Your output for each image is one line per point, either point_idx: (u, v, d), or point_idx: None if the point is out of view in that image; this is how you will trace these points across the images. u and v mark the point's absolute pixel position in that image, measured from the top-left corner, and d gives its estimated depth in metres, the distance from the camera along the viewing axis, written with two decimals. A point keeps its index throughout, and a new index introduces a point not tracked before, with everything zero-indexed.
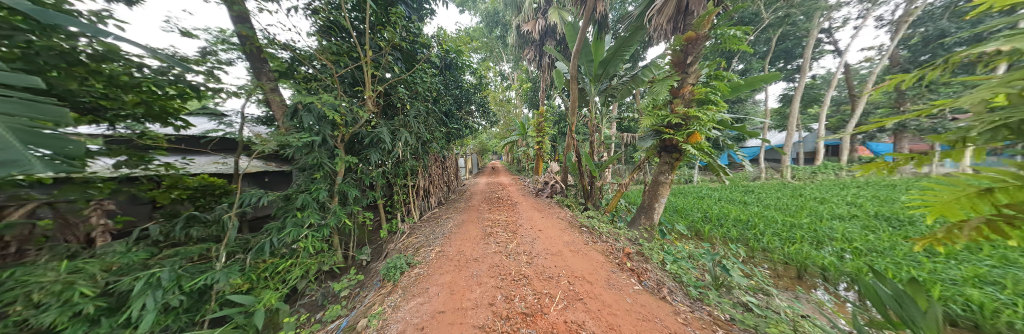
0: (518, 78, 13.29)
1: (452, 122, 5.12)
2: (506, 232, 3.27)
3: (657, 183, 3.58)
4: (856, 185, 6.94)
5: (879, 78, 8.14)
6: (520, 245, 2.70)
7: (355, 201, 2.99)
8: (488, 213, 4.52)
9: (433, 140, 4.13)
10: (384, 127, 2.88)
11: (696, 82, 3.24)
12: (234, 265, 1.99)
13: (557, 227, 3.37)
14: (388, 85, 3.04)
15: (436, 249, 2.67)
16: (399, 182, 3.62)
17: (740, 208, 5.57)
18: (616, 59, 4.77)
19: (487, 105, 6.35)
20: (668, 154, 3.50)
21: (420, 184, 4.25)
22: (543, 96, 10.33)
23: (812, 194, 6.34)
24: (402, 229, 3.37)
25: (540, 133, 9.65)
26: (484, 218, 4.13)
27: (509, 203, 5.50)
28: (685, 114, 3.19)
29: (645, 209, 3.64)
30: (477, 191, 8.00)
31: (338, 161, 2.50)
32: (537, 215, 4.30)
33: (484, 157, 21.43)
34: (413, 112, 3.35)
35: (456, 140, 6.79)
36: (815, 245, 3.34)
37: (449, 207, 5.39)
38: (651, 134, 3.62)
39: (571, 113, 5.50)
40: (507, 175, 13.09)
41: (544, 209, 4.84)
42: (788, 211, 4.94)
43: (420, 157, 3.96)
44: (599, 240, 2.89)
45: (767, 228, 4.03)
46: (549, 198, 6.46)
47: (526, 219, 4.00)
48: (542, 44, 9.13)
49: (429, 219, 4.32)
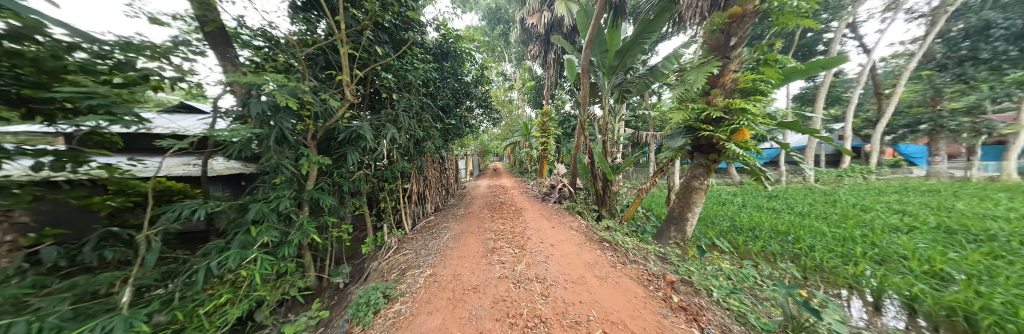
0: (522, 76, 12.87)
1: (451, 120, 4.63)
2: (511, 248, 2.74)
3: (690, 189, 3.04)
4: (894, 190, 6.33)
5: (912, 74, 7.54)
6: (531, 269, 2.16)
7: (331, 211, 2.48)
8: (491, 221, 4.01)
9: (427, 139, 3.63)
10: (365, 121, 2.37)
11: (740, 68, 2.72)
12: (145, 306, 1.42)
13: (574, 242, 2.82)
14: (371, 72, 2.54)
15: (425, 273, 2.15)
16: (388, 186, 3.12)
17: (771, 216, 4.99)
18: (635, 48, 4.25)
19: (490, 103, 5.86)
20: (703, 155, 2.97)
21: (413, 189, 3.74)
22: (548, 95, 9.88)
23: (848, 200, 5.73)
24: (388, 243, 2.84)
25: (545, 134, 9.17)
26: (486, 228, 3.61)
27: (513, 209, 4.97)
28: (727, 107, 2.66)
29: (674, 219, 3.09)
30: (478, 195, 7.51)
31: (303, 163, 1.98)
32: (546, 224, 3.78)
33: (486, 159, 21.00)
34: (403, 105, 2.85)
35: (457, 140, 6.32)
36: (886, 266, 2.76)
37: (447, 213, 4.89)
38: (682, 131, 3.10)
39: (582, 110, 5.01)
40: (509, 177, 12.61)
41: (553, 216, 4.31)
42: (830, 221, 4.36)
43: (413, 158, 3.46)
44: (629, 261, 2.32)
45: (816, 242, 3.45)
46: (557, 203, 5.94)
47: (534, 230, 3.47)
48: (547, 39, 8.66)
49: (423, 228, 3.80)
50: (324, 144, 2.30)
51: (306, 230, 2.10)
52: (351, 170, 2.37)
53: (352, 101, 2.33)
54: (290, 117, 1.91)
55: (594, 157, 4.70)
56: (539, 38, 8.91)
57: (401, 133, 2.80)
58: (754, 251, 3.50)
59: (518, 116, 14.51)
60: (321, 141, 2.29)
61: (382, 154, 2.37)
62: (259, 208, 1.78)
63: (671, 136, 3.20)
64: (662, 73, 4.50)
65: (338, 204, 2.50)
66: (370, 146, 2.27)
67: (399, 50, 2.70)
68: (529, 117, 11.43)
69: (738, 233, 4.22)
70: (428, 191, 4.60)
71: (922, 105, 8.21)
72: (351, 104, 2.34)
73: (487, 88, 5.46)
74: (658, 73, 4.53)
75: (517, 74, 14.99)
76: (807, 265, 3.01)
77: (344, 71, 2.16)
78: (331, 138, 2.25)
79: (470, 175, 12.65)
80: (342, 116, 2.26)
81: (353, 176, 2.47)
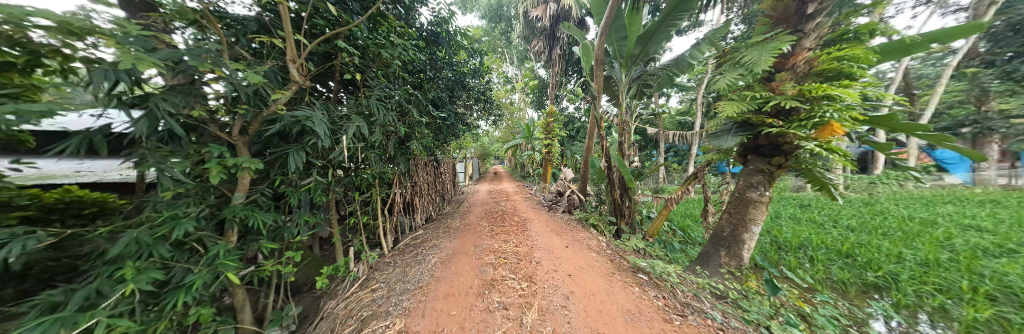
0: (523, 76, 12.30)
1: (446, 116, 4.01)
2: (516, 281, 2.07)
3: (744, 202, 2.37)
4: (944, 201, 5.63)
5: (954, 72, 6.88)
6: (547, 324, 1.47)
7: (272, 232, 1.82)
8: (490, 237, 3.35)
9: (414, 138, 3.00)
10: (318, 110, 1.73)
11: (816, 45, 2.09)
12: None
13: (599, 274, 2.13)
14: (332, 46, 1.91)
15: (393, 329, 1.48)
16: (361, 196, 2.48)
17: (816, 230, 4.30)
18: (661, 33, 3.66)
19: (491, 100, 5.27)
20: (762, 159, 2.31)
21: (396, 199, 3.10)
22: (552, 94, 9.28)
23: (898, 211, 5.03)
24: (355, 273, 2.19)
25: (549, 135, 8.57)
26: (484, 247, 2.94)
27: (517, 220, 4.32)
28: (801, 96, 2.03)
29: (722, 241, 2.42)
30: (477, 201, 6.87)
31: (212, 167, 1.31)
32: (557, 241, 3.11)
33: (486, 163, 20.33)
34: (378, 92, 2.23)
35: (453, 141, 5.70)
36: (1017, 308, 2.07)
37: (439, 225, 4.22)
38: (732, 128, 2.45)
39: (595, 107, 4.38)
40: (510, 182, 11.99)
41: (564, 230, 3.65)
42: (894, 238, 3.65)
43: (395, 160, 2.83)
44: (688, 312, 1.61)
45: (897, 268, 2.75)
46: (565, 212, 5.28)
47: (543, 251, 2.82)
48: (552, 33, 8.11)
49: (408, 246, 3.14)
50: (261, 140, 1.67)
51: (223, 264, 1.45)
52: (299, 177, 1.73)
53: (302, 82, 1.71)
54: (194, 99, 1.29)
55: (611, 160, 4.07)
56: (543, 32, 8.36)
57: (374, 129, 2.16)
58: (817, 278, 2.81)
59: (520, 118, 13.95)
60: (255, 135, 1.65)
61: (341, 158, 1.73)
62: (136, 238, 1.14)
63: (714, 135, 2.58)
64: (688, 64, 4.04)
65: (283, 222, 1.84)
66: (322, 144, 1.65)
67: (373, 20, 2.09)
68: (531, 118, 10.84)
69: (786, 253, 3.52)
70: (417, 199, 3.95)
71: (963, 105, 7.52)
72: (300, 86, 1.72)
73: (487, 83, 4.86)
74: (685, 63, 4.09)
75: (519, 74, 14.51)
76: (898, 302, 2.32)
77: (284, 38, 1.53)
78: (268, 131, 1.61)
79: (468, 179, 12.05)
80: (285, 101, 1.64)
81: (305, 185, 1.84)
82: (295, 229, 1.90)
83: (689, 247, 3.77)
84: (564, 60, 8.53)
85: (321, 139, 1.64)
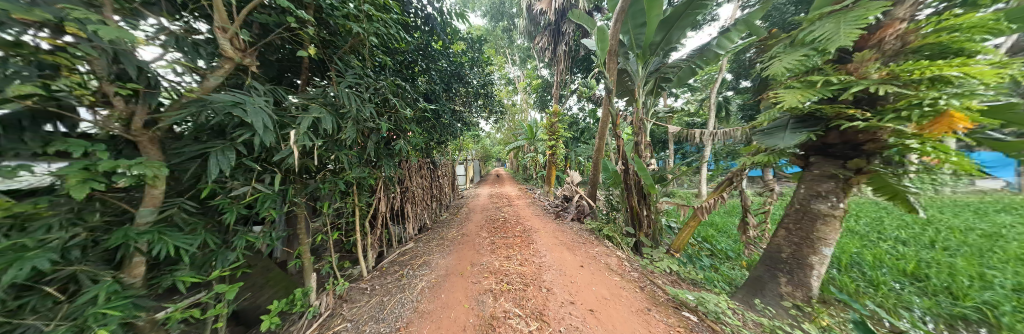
0: (527, 75, 11.96)
1: (443, 114, 3.59)
2: (523, 319, 1.61)
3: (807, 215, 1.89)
4: (996, 209, 5.09)
5: None
6: None
7: (200, 259, 1.35)
8: (490, 252, 2.88)
9: (403, 137, 2.58)
10: (259, 97, 1.29)
11: (911, 16, 1.62)
12: None
13: (631, 313, 1.65)
14: (286, 15, 1.48)
15: None
16: (334, 206, 2.03)
17: (862, 244, 3.80)
18: (686, 18, 3.23)
19: (493, 98, 4.86)
20: (833, 161, 1.84)
21: (382, 208, 2.66)
22: (557, 94, 8.88)
23: (949, 222, 4.51)
24: (319, 307, 1.72)
25: (554, 136, 8.17)
26: (483, 267, 2.47)
27: (521, 231, 3.86)
28: (898, 80, 1.55)
29: (781, 265, 1.94)
30: (477, 207, 6.44)
31: (89, 176, 0.87)
32: (569, 259, 2.65)
33: (488, 165, 19.90)
34: (351, 78, 1.80)
35: (452, 142, 5.28)
36: None
37: (434, 236, 3.78)
38: (790, 124, 1.98)
39: (608, 104, 3.94)
40: (512, 185, 11.54)
41: (575, 244, 3.18)
42: (964, 256, 3.13)
43: (379, 163, 2.39)
44: None
45: (995, 299, 2.24)
46: (574, 221, 4.82)
47: (554, 272, 2.34)
48: (558, 28, 7.75)
49: (395, 264, 2.68)
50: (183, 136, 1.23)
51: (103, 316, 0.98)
52: (236, 185, 1.29)
53: (238, 60, 1.29)
54: (46, 74, 0.82)
55: (628, 163, 3.61)
56: (548, 28, 7.97)
57: (344, 123, 1.72)
58: (892, 309, 2.30)
59: (523, 119, 13.57)
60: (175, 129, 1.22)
61: (291, 160, 1.30)
62: None
63: (764, 132, 2.14)
64: (715, 55, 3.62)
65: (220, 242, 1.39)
66: (262, 143, 1.21)
67: None
68: (535, 119, 10.43)
69: (837, 273, 3.03)
70: (409, 207, 3.51)
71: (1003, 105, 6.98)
72: (236, 63, 1.29)
73: (489, 78, 4.45)
74: (710, 54, 3.65)
75: (521, 75, 14.21)
76: None
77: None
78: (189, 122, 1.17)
79: (469, 182, 11.66)
80: (212, 84, 1.21)
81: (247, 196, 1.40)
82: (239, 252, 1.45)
83: (720, 264, 3.29)
84: (569, 57, 8.15)
85: (261, 136, 1.21)
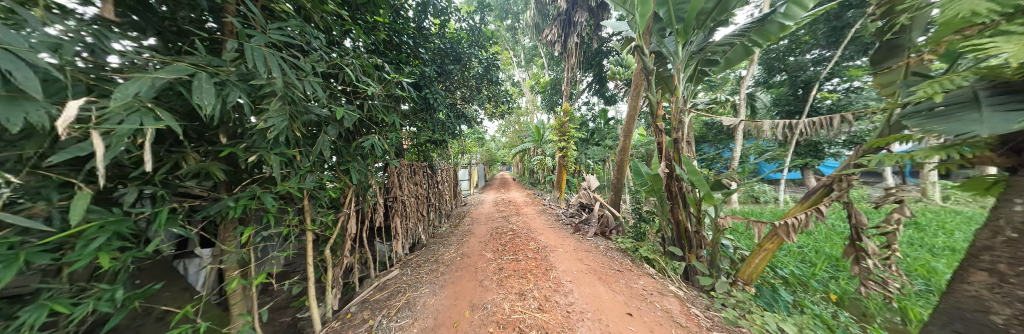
0: (534, 73, 11.36)
1: (437, 107, 2.94)
2: None
3: (980, 250, 1.00)
4: None
5: None
6: None
7: None
8: (497, 285, 2.16)
9: (377, 133, 1.94)
10: (50, 44, 0.60)
11: None
12: None
13: None
14: None
15: None
16: (270, 233, 1.39)
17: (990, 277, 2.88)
18: None
19: (498, 91, 4.19)
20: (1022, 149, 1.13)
21: (351, 228, 2.02)
22: (568, 91, 8.23)
23: None
24: None
25: (565, 137, 7.43)
26: (487, 313, 1.75)
27: (534, 249, 3.13)
28: None
29: (970, 332, 0.94)
30: (481, 215, 5.78)
31: None
32: (609, 302, 1.91)
33: (493, 170, 19.32)
34: (276, 32, 1.13)
35: (451, 143, 4.64)
36: None
37: (428, 257, 3.10)
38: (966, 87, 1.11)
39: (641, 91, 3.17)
40: (521, 190, 10.78)
41: (608, 274, 2.47)
42: None
43: (344, 167, 1.74)
44: None
45: None
46: (594, 235, 4.06)
47: (590, 327, 1.61)
48: (569, 18, 7.20)
49: (371, 305, 2.02)
50: None
51: None
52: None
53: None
54: None
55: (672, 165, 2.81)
56: (558, 18, 7.35)
57: (265, 104, 1.06)
58: None
59: (530, 120, 12.89)
60: None
61: (104, 166, 0.59)
62: None
63: (927, 116, 1.16)
64: (779, 27, 2.81)
65: (15, 321, 0.66)
66: (8, 124, 0.49)
67: None
68: (543, 119, 9.74)
69: None
70: (396, 222, 2.84)
71: None
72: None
73: (492, 66, 3.80)
74: (773, 26, 2.83)
75: (528, 76, 13.67)
76: None
77: None
78: None
79: (473, 186, 11.11)
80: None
81: (60, 230, 0.69)
82: (74, 324, 0.78)
83: (805, 300, 2.47)
84: (581, 50, 7.47)
85: (16, 112, 0.50)
